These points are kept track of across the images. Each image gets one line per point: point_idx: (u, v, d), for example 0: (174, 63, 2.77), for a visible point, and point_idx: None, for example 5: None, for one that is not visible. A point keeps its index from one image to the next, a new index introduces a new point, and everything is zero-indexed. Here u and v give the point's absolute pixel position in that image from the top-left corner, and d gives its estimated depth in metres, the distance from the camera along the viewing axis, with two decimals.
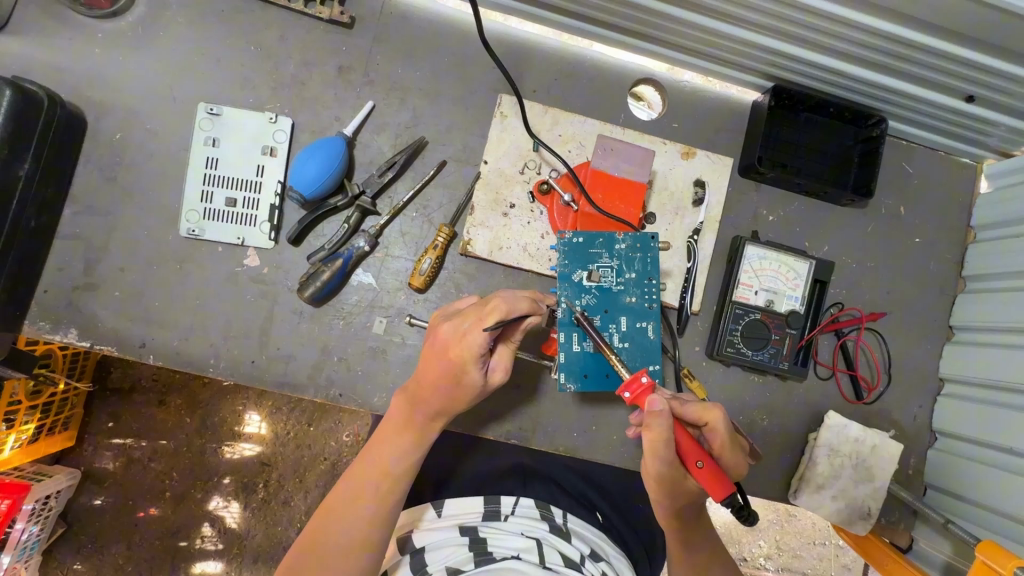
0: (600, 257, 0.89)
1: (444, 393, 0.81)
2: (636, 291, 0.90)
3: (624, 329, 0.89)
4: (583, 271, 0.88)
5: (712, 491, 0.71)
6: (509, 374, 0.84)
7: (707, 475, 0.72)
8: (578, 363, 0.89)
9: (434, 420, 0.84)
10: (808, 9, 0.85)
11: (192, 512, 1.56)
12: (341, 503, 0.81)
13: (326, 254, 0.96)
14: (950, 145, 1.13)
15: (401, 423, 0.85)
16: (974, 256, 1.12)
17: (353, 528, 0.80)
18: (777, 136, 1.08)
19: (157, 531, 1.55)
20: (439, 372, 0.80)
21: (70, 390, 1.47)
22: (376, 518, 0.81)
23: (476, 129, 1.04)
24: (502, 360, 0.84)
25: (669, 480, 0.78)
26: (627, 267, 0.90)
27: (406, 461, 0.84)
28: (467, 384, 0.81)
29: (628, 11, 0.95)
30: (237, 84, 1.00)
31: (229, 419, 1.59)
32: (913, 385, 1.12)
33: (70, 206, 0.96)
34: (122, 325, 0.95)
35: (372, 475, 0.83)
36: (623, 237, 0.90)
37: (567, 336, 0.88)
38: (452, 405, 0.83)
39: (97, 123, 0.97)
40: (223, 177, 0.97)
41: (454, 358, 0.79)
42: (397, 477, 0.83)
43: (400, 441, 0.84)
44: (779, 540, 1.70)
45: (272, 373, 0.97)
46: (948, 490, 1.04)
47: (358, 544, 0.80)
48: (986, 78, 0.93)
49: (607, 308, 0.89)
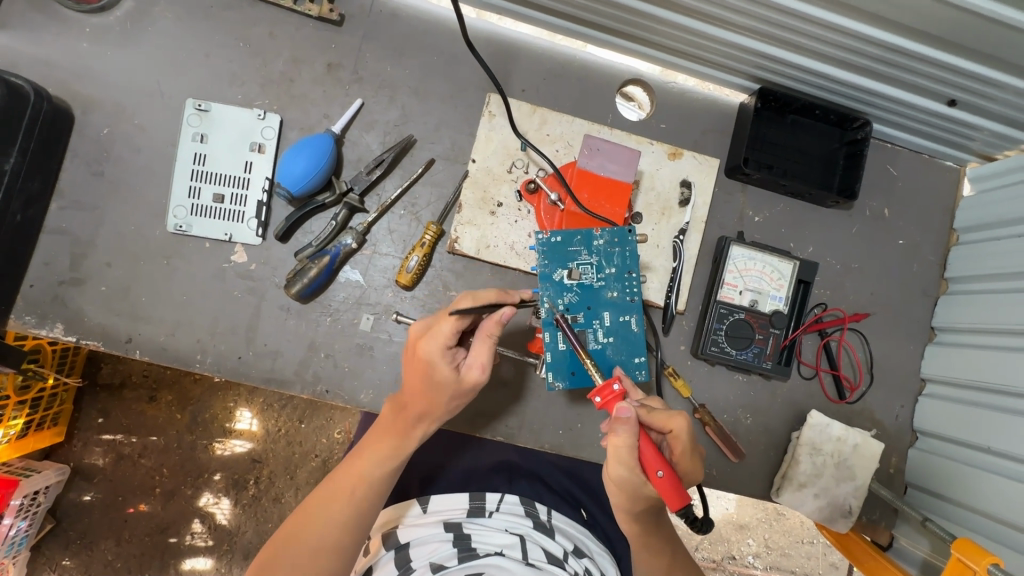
0: (579, 255, 0.90)
1: (422, 393, 0.83)
2: (616, 286, 0.90)
3: (608, 325, 0.90)
4: (563, 270, 0.89)
5: (667, 501, 0.70)
6: (485, 372, 0.83)
7: (663, 484, 0.70)
8: (565, 361, 0.89)
9: (416, 423, 0.85)
10: (792, 12, 0.86)
11: (182, 508, 1.56)
12: (318, 503, 0.82)
13: (314, 250, 0.96)
14: (935, 148, 1.14)
15: (386, 426, 0.86)
16: (957, 259, 1.13)
17: (325, 528, 0.80)
18: (764, 138, 1.09)
19: (147, 528, 1.55)
20: (413, 369, 0.84)
21: (61, 385, 1.47)
22: (349, 521, 0.81)
23: (465, 127, 1.04)
24: (479, 356, 0.83)
25: (625, 485, 0.78)
26: (606, 263, 0.91)
27: (385, 469, 0.84)
28: (439, 381, 0.82)
29: (616, 12, 0.95)
30: (225, 80, 1.00)
31: (220, 416, 1.59)
32: (896, 385, 1.13)
33: (57, 201, 0.95)
34: (110, 321, 0.95)
35: (348, 479, 0.83)
36: (600, 232, 0.91)
37: (552, 336, 0.89)
38: (434, 407, 0.84)
39: (84, 118, 0.97)
40: (212, 173, 0.97)
41: (422, 355, 0.83)
42: (373, 483, 0.83)
43: (382, 444, 0.85)
44: (768, 539, 1.72)
45: (259, 368, 0.97)
46: (927, 489, 1.06)
47: (329, 547, 0.80)
48: (967, 83, 0.94)
49: (590, 305, 0.89)
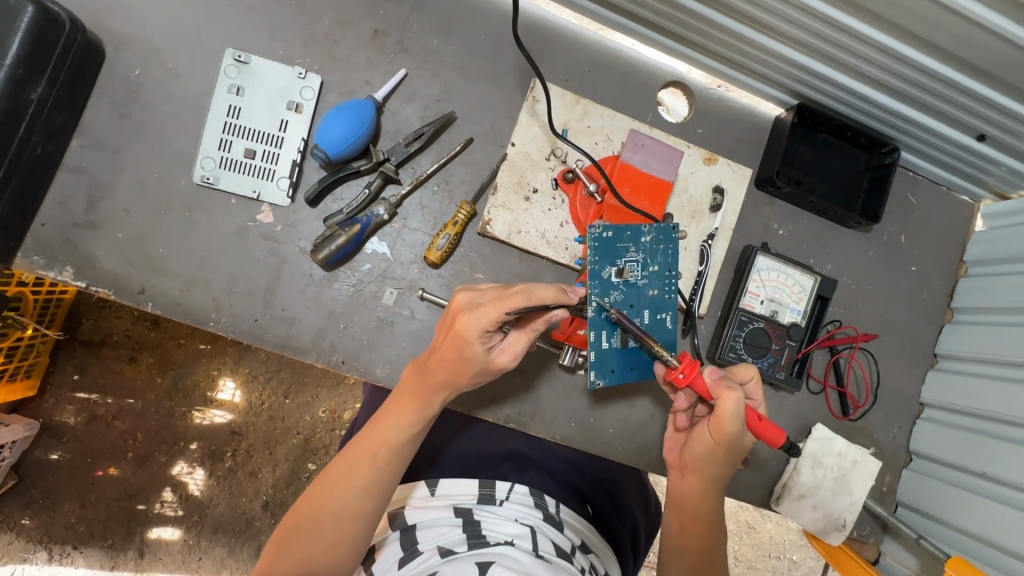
0: (628, 251, 0.88)
1: (450, 365, 0.79)
2: (657, 284, 0.89)
3: (646, 323, 0.89)
4: (612, 267, 0.87)
5: (777, 438, 0.80)
6: (517, 360, 0.81)
7: (767, 424, 0.81)
8: (607, 359, 0.89)
9: (440, 390, 0.82)
10: (849, 30, 0.85)
11: (153, 475, 1.51)
12: (340, 468, 0.80)
13: (344, 218, 0.94)
14: (953, 181, 1.17)
15: (408, 391, 0.83)
16: (964, 289, 1.16)
17: (347, 492, 0.78)
18: (796, 153, 1.11)
19: (114, 492, 1.50)
20: (445, 341, 0.80)
21: (38, 336, 1.41)
22: (370, 485, 0.79)
23: (506, 110, 1.03)
24: (514, 344, 0.81)
25: (731, 446, 0.85)
26: (651, 260, 0.89)
27: (408, 432, 0.82)
28: (472, 361, 0.79)
29: (670, 11, 0.95)
30: (267, 34, 0.96)
31: (201, 383, 1.54)
32: (896, 407, 1.16)
33: (79, 139, 0.91)
34: (121, 269, 0.91)
35: (371, 444, 0.80)
36: (648, 228, 0.88)
37: (597, 335, 0.88)
38: (463, 379, 0.81)
39: (115, 56, 0.93)
40: (245, 128, 0.94)
41: (462, 333, 0.77)
42: (396, 447, 0.81)
43: (405, 409, 0.82)
44: (737, 550, 1.74)
45: (274, 333, 0.95)
46: (919, 509, 1.10)
47: (352, 512, 0.78)
48: (1003, 119, 0.95)
49: (632, 303, 0.88)
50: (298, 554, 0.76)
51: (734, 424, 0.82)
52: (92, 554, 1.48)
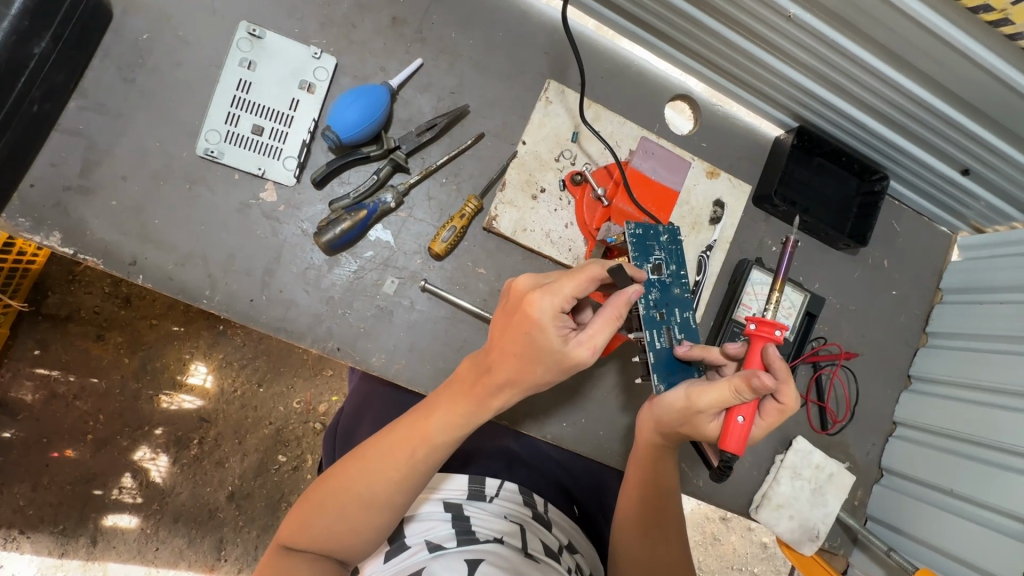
0: (654, 250, 0.89)
1: (515, 360, 0.77)
2: (680, 283, 0.90)
3: (681, 322, 0.89)
4: (647, 265, 0.88)
5: (729, 440, 0.77)
6: (595, 354, 0.76)
7: (734, 427, 0.77)
8: (664, 361, 0.88)
9: (495, 391, 0.79)
10: (857, 60, 0.88)
11: (112, 459, 1.44)
12: (378, 450, 0.78)
13: (350, 203, 0.93)
14: (935, 212, 1.23)
15: (465, 385, 0.80)
16: (939, 315, 1.22)
17: (379, 478, 0.76)
18: (793, 175, 1.15)
19: (69, 476, 1.42)
20: (508, 328, 0.78)
21: None
22: (401, 480, 0.76)
23: (519, 109, 1.04)
24: (595, 334, 0.76)
25: (690, 416, 0.82)
26: (672, 260, 0.90)
27: (452, 435, 0.79)
28: (539, 354, 0.76)
29: (685, 25, 0.97)
30: (283, 11, 0.95)
31: (172, 366, 1.48)
32: (871, 425, 1.21)
33: (77, 99, 0.88)
34: (112, 238, 0.88)
35: (413, 435, 0.78)
36: (664, 229, 0.91)
37: (652, 335, 0.87)
38: (527, 375, 0.78)
39: (123, 19, 0.90)
40: (255, 104, 0.92)
41: (534, 315, 0.75)
42: (437, 447, 0.78)
43: (456, 407, 0.79)
44: (701, 561, 1.78)
45: (270, 314, 0.92)
46: (888, 522, 1.15)
47: (380, 500, 0.76)
48: (989, 158, 1.00)
49: (665, 302, 0.89)
50: (321, 529, 0.76)
51: (709, 399, 0.78)
52: (39, 540, 1.41)
